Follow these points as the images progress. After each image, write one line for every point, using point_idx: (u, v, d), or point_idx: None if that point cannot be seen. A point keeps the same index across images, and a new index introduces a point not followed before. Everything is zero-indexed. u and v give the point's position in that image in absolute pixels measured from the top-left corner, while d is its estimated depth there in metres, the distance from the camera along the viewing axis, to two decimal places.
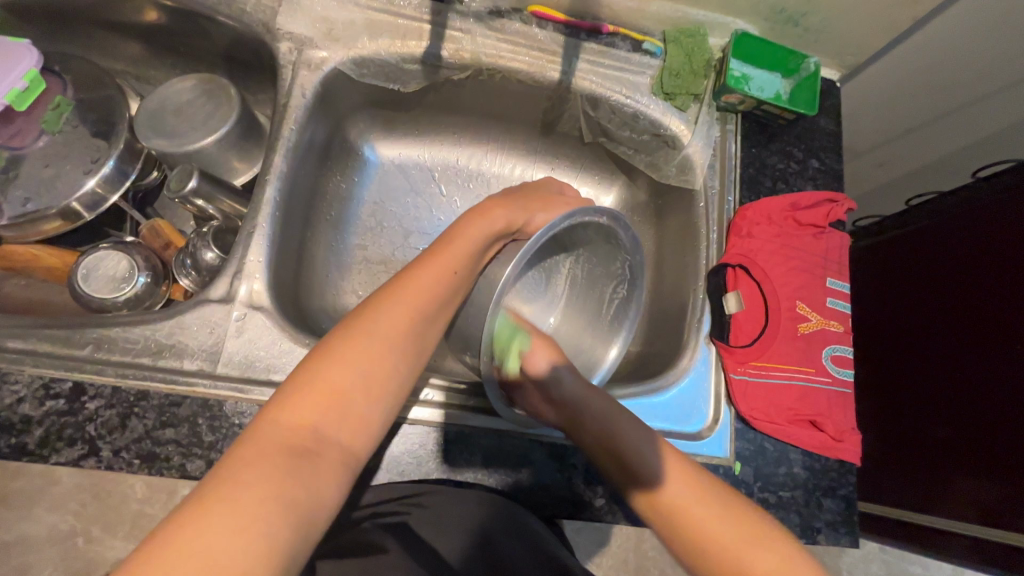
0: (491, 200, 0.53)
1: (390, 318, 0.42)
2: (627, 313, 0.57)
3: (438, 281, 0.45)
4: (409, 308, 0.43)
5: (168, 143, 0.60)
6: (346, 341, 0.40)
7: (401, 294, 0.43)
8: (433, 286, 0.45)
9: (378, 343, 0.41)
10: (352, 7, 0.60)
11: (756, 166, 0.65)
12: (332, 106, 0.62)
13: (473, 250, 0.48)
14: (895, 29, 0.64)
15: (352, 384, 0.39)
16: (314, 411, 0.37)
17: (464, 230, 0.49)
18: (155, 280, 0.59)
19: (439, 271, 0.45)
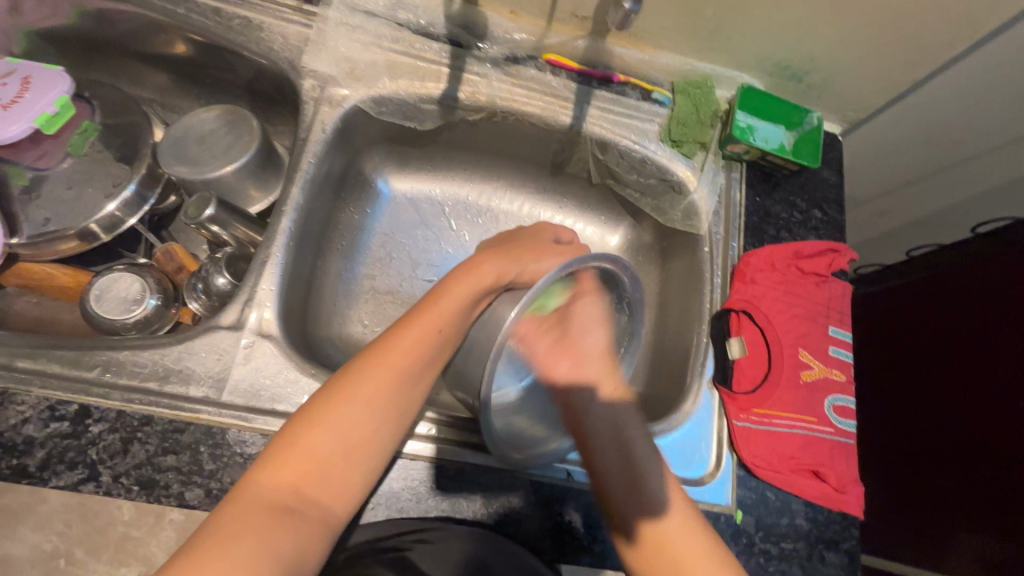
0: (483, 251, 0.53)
1: (374, 382, 0.44)
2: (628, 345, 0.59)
3: (424, 343, 0.47)
4: (394, 370, 0.45)
5: (189, 171, 0.61)
6: (333, 402, 0.43)
7: (389, 354, 0.45)
8: (415, 349, 0.46)
9: (361, 407, 0.43)
10: (375, 48, 0.62)
11: (760, 214, 0.67)
12: (350, 141, 0.64)
13: (464, 306, 0.49)
14: (895, 89, 0.66)
15: (333, 448, 0.41)
16: (299, 472, 0.40)
17: (456, 283, 0.49)
18: (165, 303, 0.59)
19: (422, 332, 0.47)
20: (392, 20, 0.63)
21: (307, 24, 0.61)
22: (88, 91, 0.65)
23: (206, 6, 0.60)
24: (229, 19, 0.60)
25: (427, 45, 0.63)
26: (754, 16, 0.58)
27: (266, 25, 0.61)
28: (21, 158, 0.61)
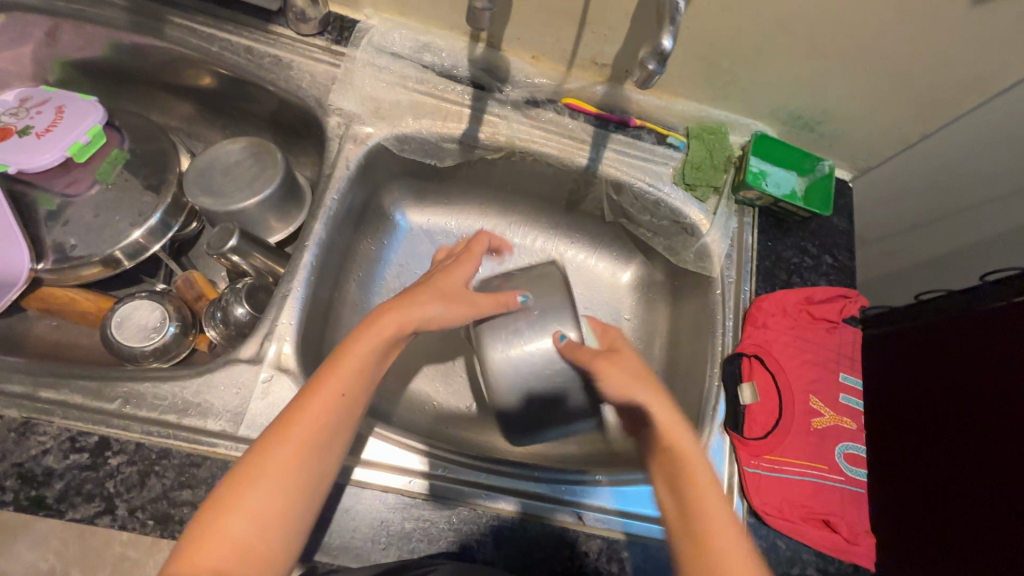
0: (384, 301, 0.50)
1: (283, 454, 0.41)
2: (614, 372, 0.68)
3: (332, 405, 0.44)
4: (302, 437, 0.42)
5: (213, 202, 0.63)
6: (250, 470, 0.40)
7: (302, 408, 0.43)
8: (323, 414, 0.43)
9: (277, 479, 0.40)
10: (399, 88, 0.64)
11: (771, 258, 0.68)
12: (372, 176, 0.66)
13: (372, 352, 0.47)
14: (905, 141, 0.68)
15: (250, 528, 0.39)
16: (220, 551, 0.38)
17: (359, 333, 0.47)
18: (183, 331, 0.60)
19: (327, 395, 0.44)
20: (417, 62, 0.65)
21: (335, 63, 0.63)
22: (118, 120, 0.67)
23: (238, 43, 0.62)
24: (260, 57, 0.62)
25: (450, 86, 0.65)
26: (770, 69, 0.60)
27: (295, 64, 0.63)
28: (50, 185, 0.63)
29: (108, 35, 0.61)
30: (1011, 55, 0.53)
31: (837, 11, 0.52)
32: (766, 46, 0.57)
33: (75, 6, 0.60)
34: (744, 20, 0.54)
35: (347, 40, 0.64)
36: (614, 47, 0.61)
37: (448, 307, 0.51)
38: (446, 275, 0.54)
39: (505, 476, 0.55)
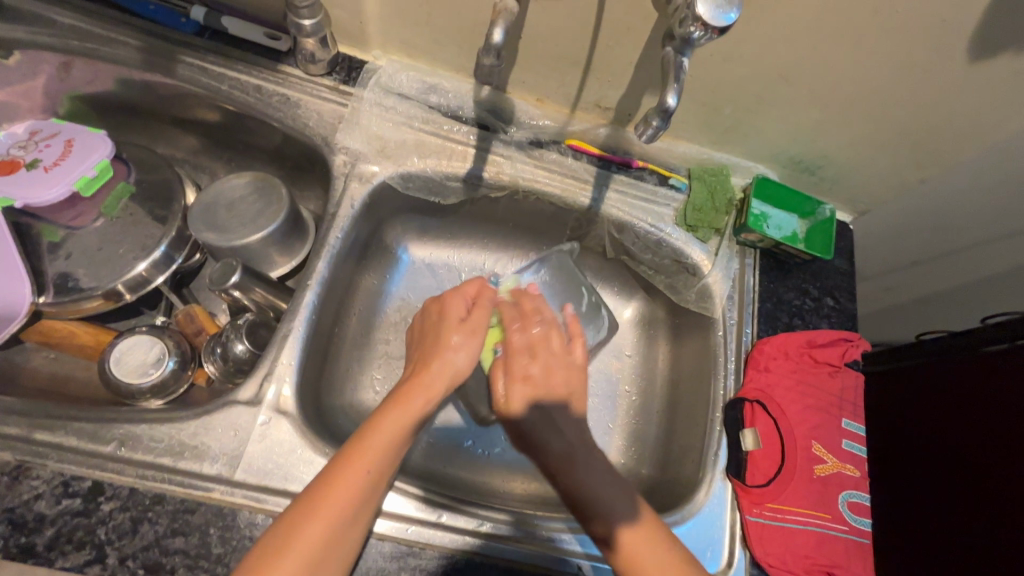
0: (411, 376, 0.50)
1: (321, 520, 0.41)
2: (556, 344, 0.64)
3: (367, 473, 0.43)
4: (339, 504, 0.42)
5: (217, 237, 0.63)
6: (272, 561, 0.38)
7: (331, 494, 0.42)
8: (355, 485, 0.43)
9: (298, 571, 0.39)
10: (405, 128, 0.65)
11: (773, 300, 0.68)
12: (375, 212, 0.66)
13: (401, 434, 0.46)
14: (904, 186, 0.68)
15: None
16: None
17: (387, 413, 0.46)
18: (182, 365, 0.60)
19: (361, 466, 0.43)
20: (424, 102, 0.66)
21: (343, 103, 0.64)
22: (126, 152, 0.68)
23: (248, 82, 0.63)
24: (269, 96, 0.63)
25: (456, 126, 0.66)
26: (770, 116, 0.61)
27: (303, 103, 0.64)
28: (56, 218, 0.64)
29: (120, 73, 0.62)
30: (1009, 109, 0.54)
31: (836, 65, 0.53)
32: (767, 95, 0.58)
33: (90, 45, 0.61)
34: (745, 71, 0.55)
35: (355, 80, 0.65)
36: (617, 93, 0.62)
37: (459, 356, 0.52)
38: (443, 314, 0.55)
39: (502, 522, 0.54)
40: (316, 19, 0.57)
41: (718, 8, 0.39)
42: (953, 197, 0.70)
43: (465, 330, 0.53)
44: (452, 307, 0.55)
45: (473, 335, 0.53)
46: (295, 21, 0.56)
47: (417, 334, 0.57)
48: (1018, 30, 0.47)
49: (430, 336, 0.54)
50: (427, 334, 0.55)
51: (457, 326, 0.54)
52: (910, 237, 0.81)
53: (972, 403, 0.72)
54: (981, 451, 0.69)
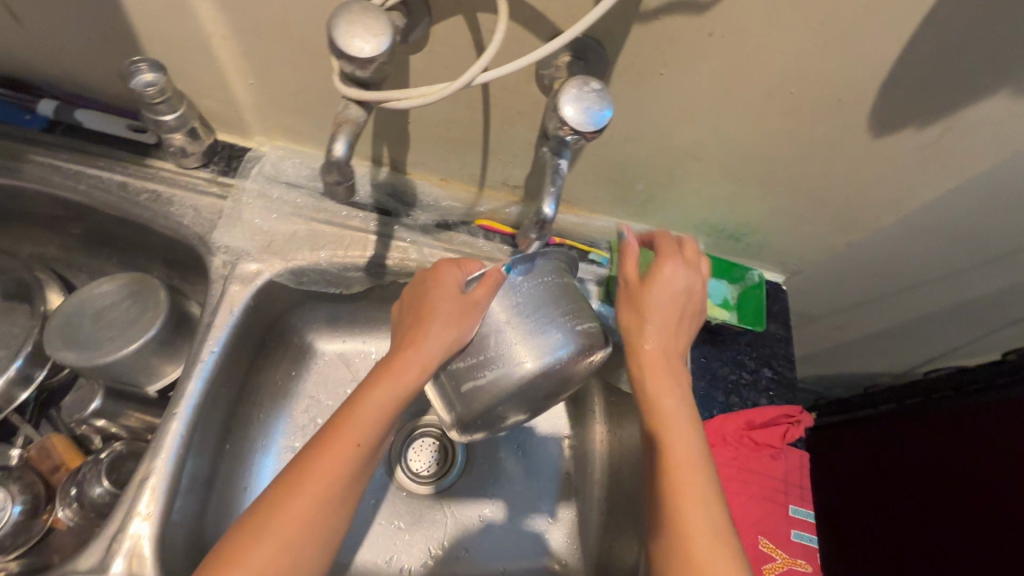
0: (395, 354, 0.43)
1: (290, 521, 0.38)
2: (552, 335, 0.42)
3: (347, 463, 0.40)
4: (309, 505, 0.38)
5: (78, 355, 0.55)
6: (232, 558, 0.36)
7: (302, 482, 0.39)
8: (340, 464, 0.40)
9: (264, 560, 0.36)
10: (295, 218, 0.59)
11: (707, 377, 0.63)
12: (267, 312, 0.59)
13: (381, 419, 0.42)
14: (831, 247, 0.65)
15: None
16: None
17: (368, 396, 0.42)
18: (32, 511, 0.51)
19: (336, 461, 0.40)
20: (316, 189, 0.60)
21: (223, 196, 0.58)
22: None
23: (111, 179, 0.56)
24: (136, 193, 0.56)
25: (353, 213, 0.60)
26: (682, 189, 0.57)
27: (177, 198, 0.57)
28: None
29: None
30: (920, 178, 0.52)
31: (739, 141, 0.50)
32: (676, 170, 0.55)
33: None
34: (648, 150, 0.52)
35: (236, 170, 0.59)
36: (522, 172, 0.58)
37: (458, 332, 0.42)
38: (436, 281, 0.44)
39: None
40: (177, 112, 0.52)
41: (589, 107, 0.35)
42: (884, 251, 0.67)
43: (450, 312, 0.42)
44: (436, 291, 0.44)
45: (462, 316, 0.42)
46: (153, 117, 0.51)
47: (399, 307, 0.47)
48: (914, 107, 0.44)
49: (405, 319, 0.45)
50: (414, 305, 0.45)
51: (451, 297, 0.43)
52: (847, 291, 0.79)
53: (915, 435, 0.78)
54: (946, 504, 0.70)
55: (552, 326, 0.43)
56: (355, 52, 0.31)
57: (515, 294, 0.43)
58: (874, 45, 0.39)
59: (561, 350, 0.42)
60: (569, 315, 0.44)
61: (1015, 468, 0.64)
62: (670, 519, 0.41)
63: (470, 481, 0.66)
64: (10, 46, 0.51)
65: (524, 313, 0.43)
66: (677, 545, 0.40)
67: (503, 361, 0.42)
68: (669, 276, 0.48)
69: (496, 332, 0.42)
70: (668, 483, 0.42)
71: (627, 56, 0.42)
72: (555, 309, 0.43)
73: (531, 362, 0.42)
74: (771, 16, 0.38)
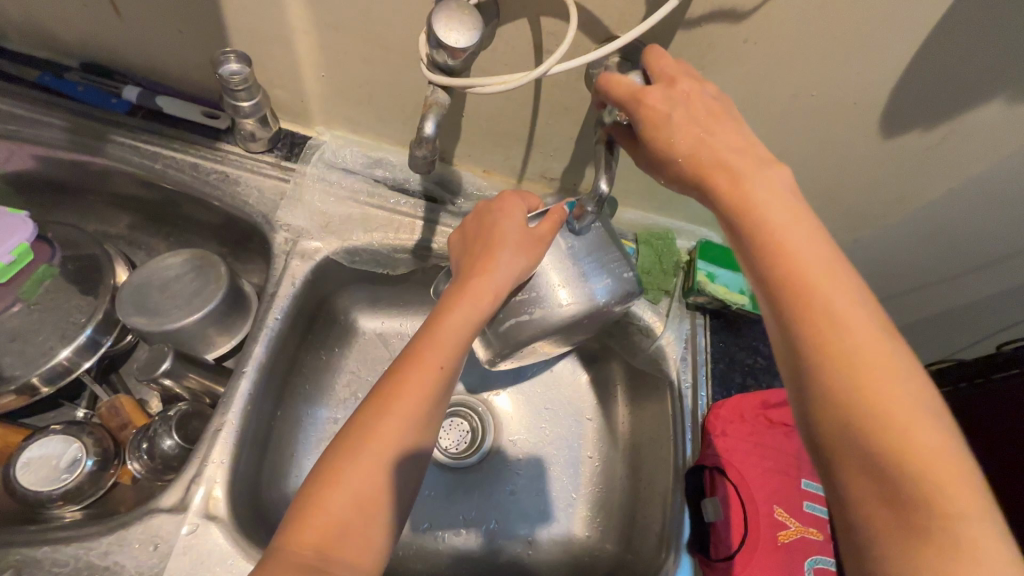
0: (467, 277, 0.46)
1: (382, 441, 0.41)
2: (589, 282, 0.47)
3: (433, 380, 0.44)
4: (399, 424, 0.42)
5: (148, 320, 0.59)
6: (336, 460, 0.40)
7: (401, 394, 0.42)
8: (426, 383, 0.43)
9: (374, 455, 0.40)
10: (350, 203, 0.64)
11: (725, 360, 0.68)
12: (321, 288, 0.64)
13: (461, 341, 0.45)
14: (840, 244, 0.70)
15: (370, 475, 0.40)
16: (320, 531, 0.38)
17: (446, 318, 0.45)
18: (103, 464, 0.55)
19: (421, 385, 0.43)
20: (370, 176, 0.65)
21: (284, 179, 0.63)
22: (52, 232, 0.63)
23: (185, 160, 0.61)
24: (206, 174, 0.61)
25: (402, 200, 0.65)
26: None
27: (243, 179, 0.62)
28: None
29: (45, 154, 0.60)
30: (922, 179, 0.58)
31: (762, 140, 0.55)
32: None
33: (14, 127, 0.59)
34: None
35: (298, 156, 0.64)
36: (561, 165, 0.63)
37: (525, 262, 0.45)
38: (504, 215, 0.48)
39: None
40: (254, 100, 0.57)
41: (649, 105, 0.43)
42: (889, 250, 0.73)
43: (524, 242, 0.46)
44: (507, 223, 0.47)
45: (534, 246, 0.46)
46: (233, 103, 0.56)
47: (462, 236, 0.50)
48: (920, 112, 0.50)
49: (473, 248, 0.48)
50: (483, 235, 0.48)
51: (521, 231, 0.46)
52: None
53: None
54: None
55: (591, 274, 0.47)
56: (451, 43, 0.37)
57: (565, 241, 0.48)
58: (886, 54, 0.45)
59: (595, 296, 0.47)
60: (614, 263, 0.49)
61: (1010, 434, 0.69)
62: (876, 441, 0.32)
63: (500, 456, 0.71)
64: (107, 35, 0.56)
65: (567, 259, 0.47)
66: (892, 469, 0.31)
67: (549, 299, 0.47)
68: (670, 129, 0.40)
69: (546, 272, 0.47)
70: (868, 396, 0.32)
71: (670, 59, 0.48)
72: (602, 256, 0.48)
73: (573, 301, 0.47)
74: (799, 25, 0.44)
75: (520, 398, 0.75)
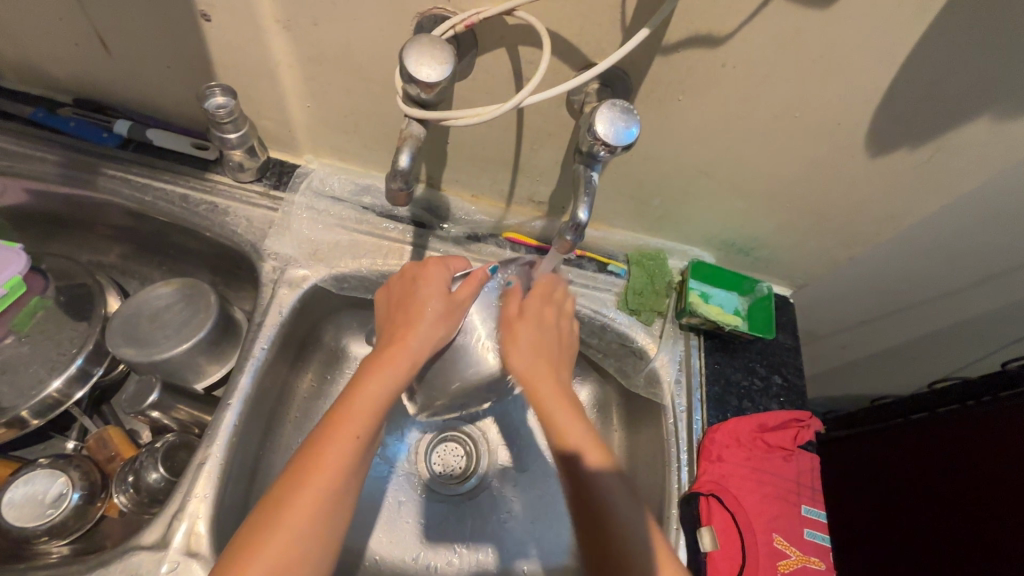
0: (387, 339, 0.49)
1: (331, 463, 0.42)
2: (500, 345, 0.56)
3: (353, 446, 0.44)
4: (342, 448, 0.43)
5: (137, 352, 0.59)
6: (300, 477, 0.42)
7: (326, 452, 0.43)
8: (344, 452, 0.43)
9: (326, 482, 0.42)
10: (339, 229, 0.64)
11: (721, 383, 0.66)
12: (310, 315, 0.64)
13: (381, 406, 0.46)
14: (835, 262, 0.69)
15: (323, 499, 0.41)
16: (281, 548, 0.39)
17: (368, 386, 0.46)
18: (89, 498, 0.55)
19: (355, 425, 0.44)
20: (358, 203, 0.66)
21: (273, 208, 0.63)
22: (45, 263, 0.64)
23: (174, 192, 0.62)
24: (196, 204, 0.62)
25: (391, 225, 0.65)
26: (696, 205, 0.62)
27: (232, 210, 0.62)
28: None
29: (39, 189, 0.61)
30: (914, 196, 0.57)
31: (749, 161, 0.55)
32: (691, 187, 0.59)
33: (6, 163, 0.60)
34: (665, 168, 0.57)
35: (286, 185, 0.64)
36: (548, 188, 0.62)
37: (438, 328, 0.51)
38: (427, 284, 0.52)
39: None
40: (241, 132, 0.57)
41: (618, 126, 0.40)
42: (887, 266, 0.71)
43: (436, 322, 0.50)
44: (427, 292, 0.51)
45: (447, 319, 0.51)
46: (219, 135, 0.57)
47: (386, 303, 0.53)
48: (907, 130, 0.50)
49: (393, 318, 0.51)
50: (404, 304, 0.51)
51: (441, 298, 0.51)
52: (853, 308, 0.82)
53: (920, 428, 0.82)
54: (963, 514, 0.73)
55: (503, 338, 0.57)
56: (423, 77, 0.37)
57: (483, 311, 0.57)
58: (868, 74, 0.45)
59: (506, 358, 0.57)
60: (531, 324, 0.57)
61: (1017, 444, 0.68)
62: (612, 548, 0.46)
63: (492, 482, 0.70)
64: (97, 71, 0.57)
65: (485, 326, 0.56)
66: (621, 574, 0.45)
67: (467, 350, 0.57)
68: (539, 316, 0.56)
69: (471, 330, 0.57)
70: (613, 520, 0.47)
71: (649, 84, 0.48)
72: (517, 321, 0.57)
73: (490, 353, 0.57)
74: (779, 48, 0.43)
75: (514, 423, 0.73)
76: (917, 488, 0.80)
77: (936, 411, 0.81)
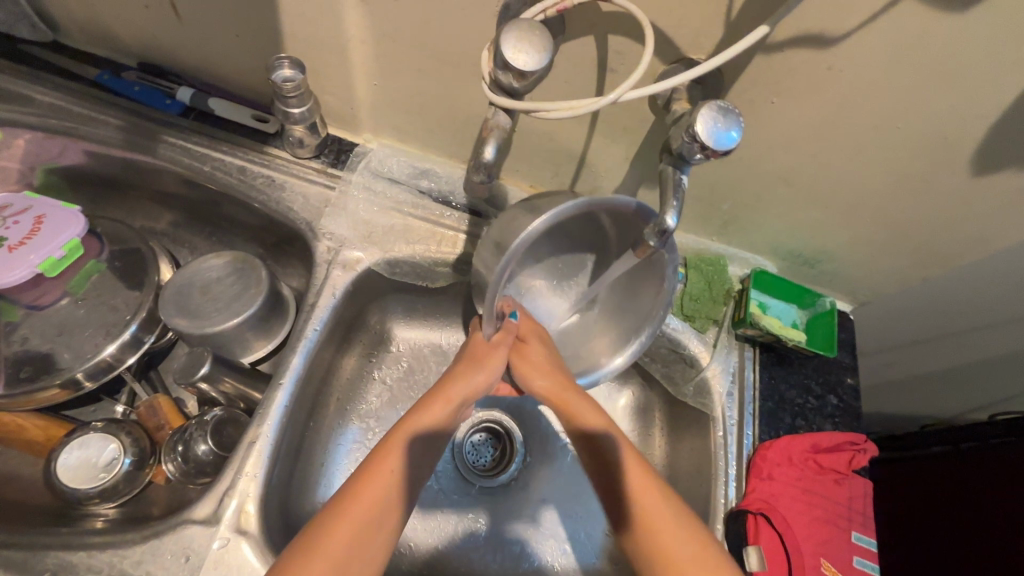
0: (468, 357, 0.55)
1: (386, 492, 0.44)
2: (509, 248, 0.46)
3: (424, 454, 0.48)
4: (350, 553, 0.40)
5: (188, 323, 0.58)
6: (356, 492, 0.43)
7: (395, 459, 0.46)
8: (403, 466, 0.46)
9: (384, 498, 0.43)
10: (394, 213, 0.63)
11: (774, 399, 0.64)
12: (359, 299, 0.63)
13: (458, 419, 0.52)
14: (904, 281, 0.66)
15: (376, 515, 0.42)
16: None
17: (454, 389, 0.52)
18: (139, 463, 0.55)
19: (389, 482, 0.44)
20: (414, 186, 0.64)
21: (330, 185, 0.62)
22: (100, 226, 0.64)
23: (232, 163, 0.61)
24: (253, 176, 0.61)
25: (446, 212, 0.63)
26: (766, 212, 0.59)
27: (289, 185, 0.62)
28: (16, 297, 0.58)
29: (101, 151, 0.60)
30: (1005, 220, 0.53)
31: (834, 170, 0.52)
32: (765, 194, 0.56)
33: (70, 124, 0.60)
34: (742, 171, 0.54)
35: (344, 163, 0.63)
36: (612, 184, 0.60)
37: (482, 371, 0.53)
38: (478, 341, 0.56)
39: None
40: (305, 107, 0.55)
41: (718, 128, 0.37)
42: (958, 290, 0.67)
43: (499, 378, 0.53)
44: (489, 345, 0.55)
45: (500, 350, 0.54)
46: (283, 109, 0.55)
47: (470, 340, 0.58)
48: (1016, 150, 0.46)
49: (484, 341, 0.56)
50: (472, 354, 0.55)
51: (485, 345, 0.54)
52: (911, 328, 0.78)
53: (973, 459, 0.79)
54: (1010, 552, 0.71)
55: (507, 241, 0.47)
56: (519, 65, 0.35)
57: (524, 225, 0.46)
58: (986, 90, 0.41)
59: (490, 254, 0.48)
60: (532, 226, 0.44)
61: None
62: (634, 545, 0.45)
63: (529, 477, 0.68)
64: (165, 35, 0.56)
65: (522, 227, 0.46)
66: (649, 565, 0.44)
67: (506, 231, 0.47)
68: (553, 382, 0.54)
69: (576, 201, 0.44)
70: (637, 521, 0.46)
71: (743, 84, 0.45)
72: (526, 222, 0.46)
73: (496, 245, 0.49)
74: (894, 55, 0.40)
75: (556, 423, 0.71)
76: (960, 518, 0.78)
77: (988, 445, 0.78)
